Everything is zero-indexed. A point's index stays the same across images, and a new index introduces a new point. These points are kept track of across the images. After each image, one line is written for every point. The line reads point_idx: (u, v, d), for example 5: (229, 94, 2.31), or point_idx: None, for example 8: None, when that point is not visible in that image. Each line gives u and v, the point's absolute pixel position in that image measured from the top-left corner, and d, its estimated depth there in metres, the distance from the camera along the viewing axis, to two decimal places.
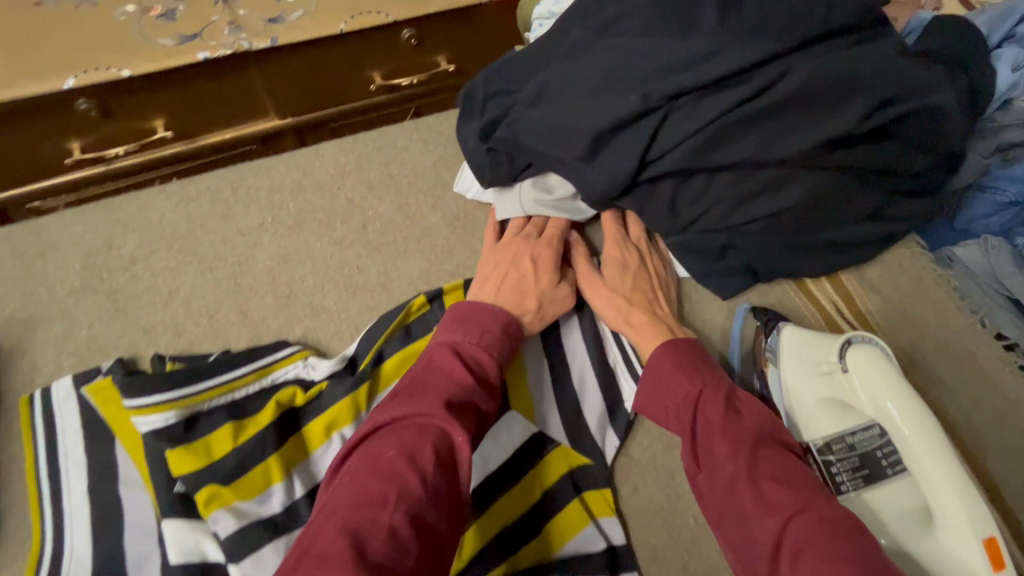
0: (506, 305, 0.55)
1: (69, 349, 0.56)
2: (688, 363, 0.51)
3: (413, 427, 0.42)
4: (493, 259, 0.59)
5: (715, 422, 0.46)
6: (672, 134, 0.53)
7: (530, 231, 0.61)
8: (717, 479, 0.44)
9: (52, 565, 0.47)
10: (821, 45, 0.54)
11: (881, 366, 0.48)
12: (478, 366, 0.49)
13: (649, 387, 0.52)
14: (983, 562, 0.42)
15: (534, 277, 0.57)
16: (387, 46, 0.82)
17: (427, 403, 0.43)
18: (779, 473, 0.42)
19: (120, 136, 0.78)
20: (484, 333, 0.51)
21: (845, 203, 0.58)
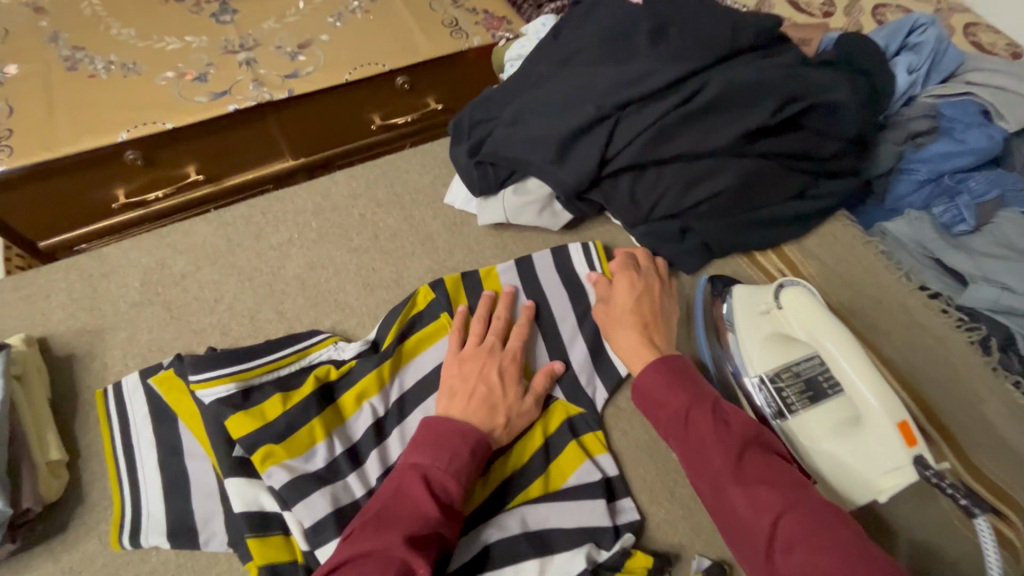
0: (476, 424, 0.58)
1: (133, 351, 0.65)
2: (680, 378, 0.58)
3: (377, 563, 0.47)
4: (460, 368, 0.62)
5: (707, 434, 0.53)
6: (622, 136, 0.64)
7: (493, 342, 0.64)
8: (711, 480, 0.52)
9: (133, 524, 0.55)
10: (736, 60, 0.66)
11: (809, 304, 0.60)
12: (443, 489, 0.53)
13: (644, 400, 0.59)
14: (898, 439, 0.53)
15: (499, 391, 0.60)
16: (384, 93, 0.96)
17: (392, 537, 0.49)
18: (763, 476, 0.50)
19: (157, 182, 0.90)
20: (453, 456, 0.55)
21: (775, 185, 0.70)
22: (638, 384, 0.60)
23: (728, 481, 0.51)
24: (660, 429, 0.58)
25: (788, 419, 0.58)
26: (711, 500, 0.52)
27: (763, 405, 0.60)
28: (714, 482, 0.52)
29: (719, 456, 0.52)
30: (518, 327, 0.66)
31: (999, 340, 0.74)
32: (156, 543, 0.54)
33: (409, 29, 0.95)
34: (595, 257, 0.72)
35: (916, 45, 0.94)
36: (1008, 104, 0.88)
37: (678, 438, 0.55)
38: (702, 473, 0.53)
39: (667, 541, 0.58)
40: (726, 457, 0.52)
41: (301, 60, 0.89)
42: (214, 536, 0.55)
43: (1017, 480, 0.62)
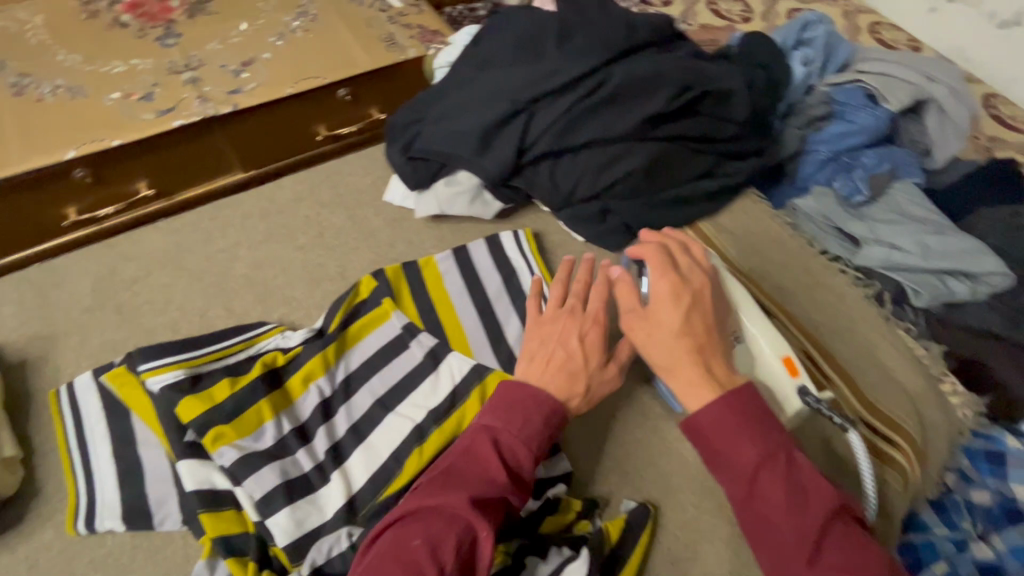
0: (554, 393, 0.59)
1: (85, 353, 0.68)
2: (750, 428, 0.53)
3: (444, 519, 0.49)
4: (541, 333, 0.64)
5: (777, 506, 0.49)
6: (536, 128, 0.72)
7: (573, 306, 0.65)
8: (778, 553, 0.49)
9: (88, 510, 0.57)
10: (634, 56, 0.75)
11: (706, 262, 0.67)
12: (513, 455, 0.55)
13: (703, 444, 0.54)
14: (787, 374, 0.61)
15: (583, 359, 0.61)
16: (328, 105, 1.01)
17: (458, 494, 0.51)
18: (840, 560, 0.47)
19: (108, 199, 0.93)
20: (525, 422, 0.56)
21: (681, 165, 0.78)
22: (699, 425, 0.54)
23: (797, 559, 0.48)
24: (718, 478, 0.54)
25: None
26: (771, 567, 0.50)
27: None
28: (781, 557, 0.49)
29: (787, 528, 0.48)
30: (597, 287, 0.66)
31: (891, 293, 0.85)
32: (111, 526, 0.57)
33: (348, 45, 1.01)
34: (524, 242, 0.79)
35: (810, 40, 1.04)
36: (891, 88, 0.98)
37: (740, 499, 0.51)
38: (765, 538, 0.50)
39: (596, 488, 0.63)
40: (797, 533, 0.48)
41: (244, 77, 0.95)
42: (168, 516, 0.58)
43: (908, 414, 0.70)
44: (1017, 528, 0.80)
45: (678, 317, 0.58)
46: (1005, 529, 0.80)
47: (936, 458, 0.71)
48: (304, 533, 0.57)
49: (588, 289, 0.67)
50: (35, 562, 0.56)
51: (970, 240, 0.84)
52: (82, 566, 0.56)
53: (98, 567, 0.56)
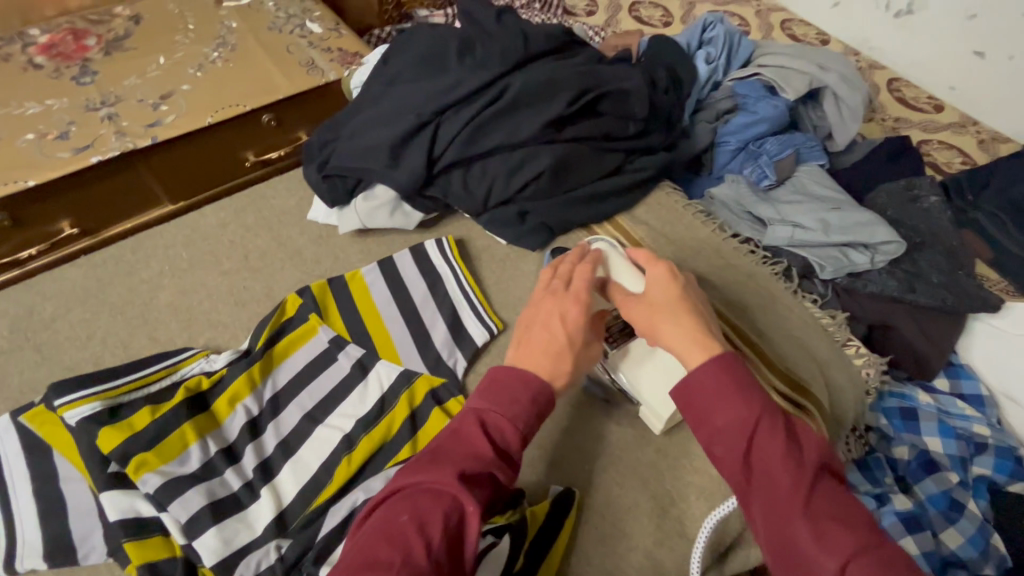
0: (541, 371, 0.55)
1: (4, 395, 0.68)
2: (747, 382, 0.50)
3: (430, 493, 0.45)
4: (526, 318, 0.59)
5: (775, 456, 0.47)
6: (443, 138, 0.75)
7: (557, 286, 0.60)
8: (773, 505, 0.46)
9: (8, 551, 0.57)
10: (531, 65, 0.79)
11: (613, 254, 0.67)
12: (501, 434, 0.51)
13: (697, 400, 0.51)
14: None
15: (573, 337, 0.57)
16: (253, 131, 1.03)
17: (445, 470, 0.47)
18: (834, 511, 0.45)
19: (31, 241, 0.92)
20: (513, 400, 0.53)
21: (589, 164, 0.82)
22: (694, 379, 0.51)
23: (794, 509, 0.45)
24: (708, 437, 0.50)
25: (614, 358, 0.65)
26: (763, 526, 0.46)
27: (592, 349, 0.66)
28: (774, 508, 0.46)
29: (787, 480, 0.46)
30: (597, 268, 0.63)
31: (799, 268, 0.90)
32: (33, 565, 0.56)
33: (268, 72, 1.03)
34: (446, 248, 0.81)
35: (711, 39, 1.11)
36: (787, 79, 1.05)
37: (737, 454, 0.48)
38: (761, 494, 0.47)
39: (525, 478, 0.65)
40: (795, 486, 0.45)
41: (163, 110, 0.96)
42: (93, 549, 0.58)
43: (814, 378, 0.75)
44: (933, 478, 0.86)
45: (678, 287, 0.58)
46: (923, 480, 0.86)
47: (846, 418, 0.76)
48: (232, 550, 0.57)
49: (574, 268, 0.62)
50: None
51: (865, 213, 0.90)
52: None
53: None
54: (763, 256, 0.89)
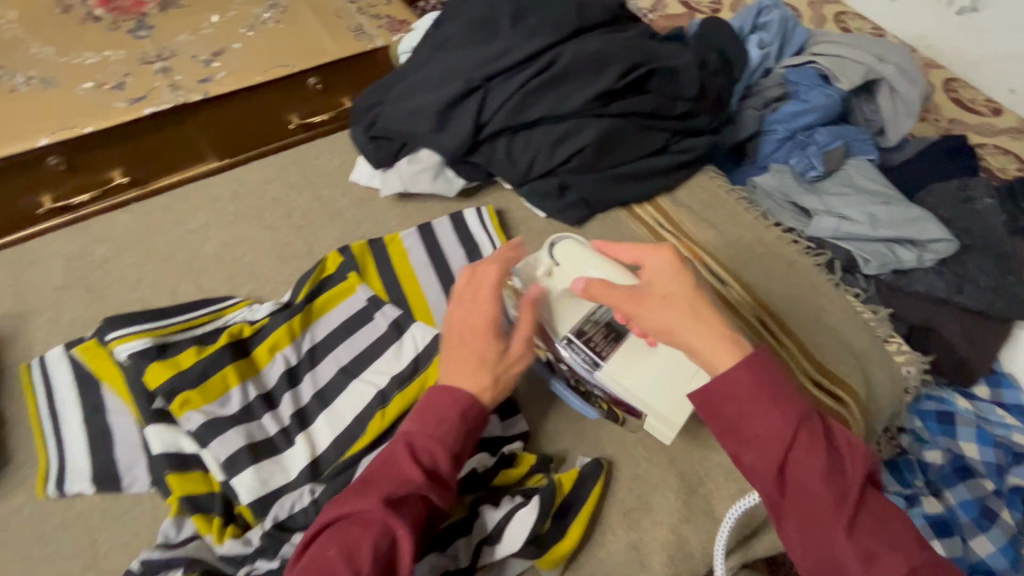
0: (464, 386, 0.55)
1: (57, 329, 0.70)
2: (784, 391, 0.48)
3: (359, 523, 0.47)
4: (447, 332, 0.59)
5: (814, 472, 0.45)
6: (491, 105, 0.74)
7: (465, 297, 0.59)
8: (810, 522, 0.45)
9: (58, 474, 0.59)
10: (584, 35, 0.78)
11: (575, 250, 0.65)
12: (430, 456, 0.52)
13: (726, 412, 0.49)
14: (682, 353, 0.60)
15: (493, 351, 0.57)
16: (298, 94, 1.04)
17: (374, 498, 0.48)
18: (874, 526, 0.44)
19: (83, 187, 0.95)
20: (440, 421, 0.53)
21: (635, 141, 0.81)
22: (726, 388, 0.49)
23: (834, 527, 0.44)
24: (741, 449, 0.48)
25: (601, 367, 0.61)
26: (801, 542, 0.46)
27: (576, 361, 0.61)
28: (812, 526, 0.45)
29: (828, 499, 0.45)
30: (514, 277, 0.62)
31: (842, 261, 0.88)
32: (81, 489, 0.59)
33: (316, 35, 1.04)
34: (486, 218, 0.81)
35: (764, 24, 1.08)
36: (843, 68, 1.02)
37: (774, 471, 0.46)
38: (800, 511, 0.46)
39: (553, 446, 0.66)
40: (838, 504, 0.45)
41: (215, 67, 0.97)
42: (137, 479, 0.60)
43: (853, 370, 0.73)
44: (966, 484, 0.84)
45: (688, 275, 0.54)
46: (954, 486, 0.84)
47: (882, 414, 0.74)
48: (269, 491, 0.59)
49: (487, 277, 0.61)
50: (6, 524, 0.57)
51: (916, 209, 0.87)
52: (52, 528, 0.57)
53: (68, 528, 0.57)
54: (806, 247, 0.87)
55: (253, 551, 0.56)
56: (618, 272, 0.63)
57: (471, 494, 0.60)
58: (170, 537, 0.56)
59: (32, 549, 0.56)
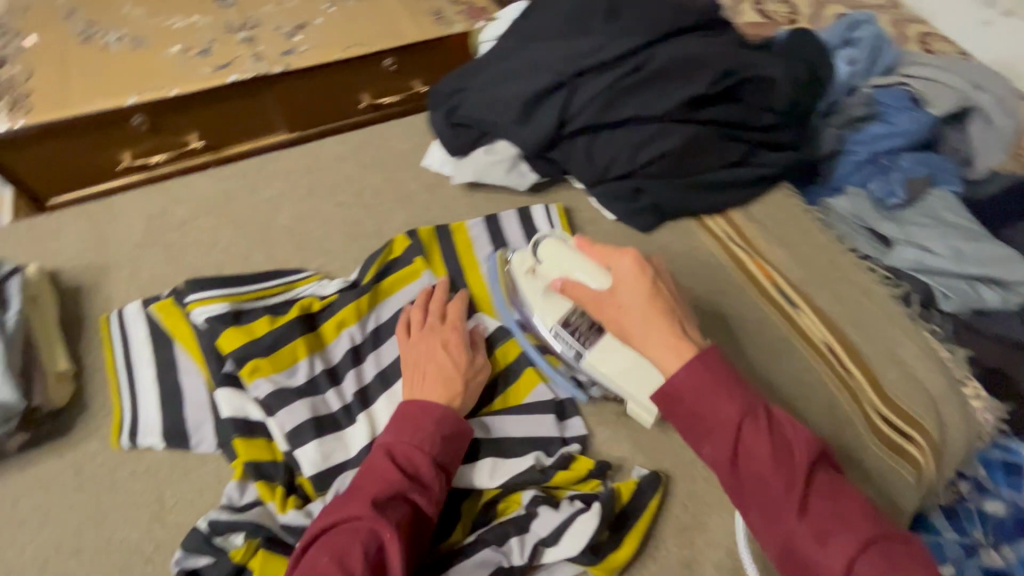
0: (437, 396, 0.60)
1: (136, 285, 0.72)
2: (725, 383, 0.52)
3: (349, 530, 0.50)
4: (411, 354, 0.64)
5: (762, 458, 0.49)
6: (577, 102, 0.73)
7: (432, 322, 0.67)
8: (766, 508, 0.49)
9: (131, 426, 0.61)
10: (678, 38, 0.76)
11: (558, 250, 0.65)
12: (410, 461, 0.55)
13: (680, 410, 0.53)
14: None
15: (456, 365, 0.62)
16: (373, 74, 1.04)
17: (359, 504, 0.51)
18: (825, 506, 0.48)
19: (160, 148, 0.98)
20: (418, 430, 0.56)
21: (717, 151, 0.79)
22: (676, 386, 0.53)
23: (788, 511, 0.48)
24: (698, 442, 0.53)
25: (584, 357, 0.65)
26: (764, 529, 0.49)
27: (562, 350, 0.66)
28: (770, 512, 0.48)
29: (779, 485, 0.48)
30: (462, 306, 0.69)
31: (919, 296, 0.84)
32: (152, 443, 0.60)
33: (396, 16, 1.04)
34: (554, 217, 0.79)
35: (856, 39, 1.04)
36: (936, 93, 0.98)
37: (727, 462, 0.50)
38: (756, 500, 0.49)
39: (610, 453, 0.64)
40: (788, 486, 0.48)
41: (297, 40, 0.98)
42: (204, 439, 0.61)
43: (929, 413, 0.69)
44: None
45: (648, 279, 0.59)
46: (1016, 541, 0.75)
47: (953, 459, 0.69)
48: (329, 466, 0.60)
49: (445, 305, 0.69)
50: (80, 469, 0.59)
51: (1004, 249, 0.84)
52: (122, 477, 0.59)
53: (137, 479, 0.59)
54: (883, 276, 0.84)
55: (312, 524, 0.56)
56: (594, 270, 0.62)
57: (529, 493, 0.58)
58: (234, 500, 0.57)
59: (102, 495, 0.58)
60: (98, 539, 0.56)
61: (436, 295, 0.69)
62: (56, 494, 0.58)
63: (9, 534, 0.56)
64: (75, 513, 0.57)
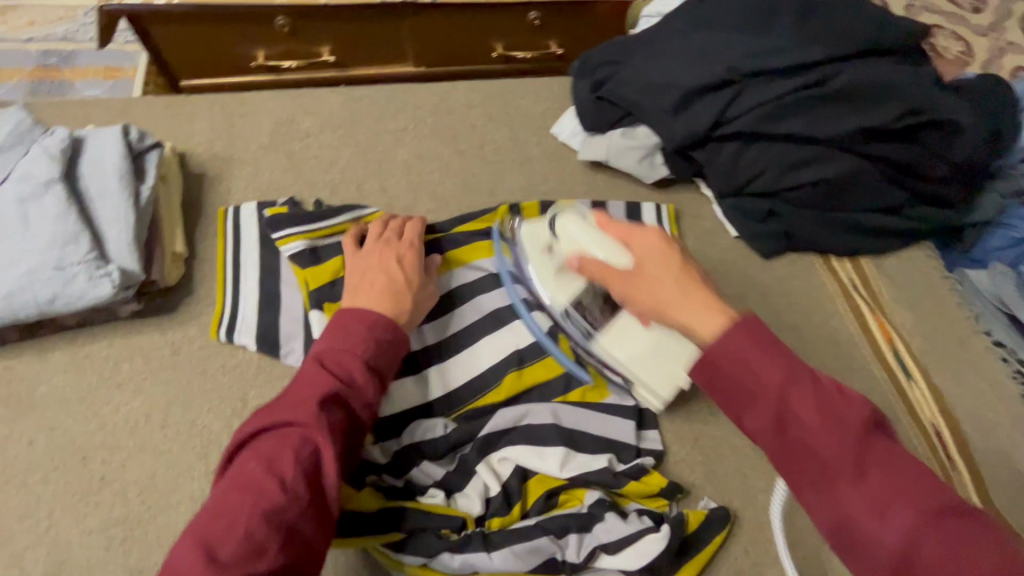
0: (379, 308, 0.57)
1: (255, 185, 0.73)
2: (769, 345, 0.43)
3: (279, 435, 0.46)
4: (360, 266, 0.62)
5: (814, 423, 0.41)
6: (742, 104, 0.68)
7: (390, 237, 0.64)
8: (818, 482, 0.40)
9: (230, 321, 0.63)
10: (870, 59, 0.69)
11: (580, 228, 0.58)
12: (343, 367, 0.51)
13: (714, 376, 0.44)
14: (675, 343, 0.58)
15: (406, 282, 0.60)
16: (514, 23, 1.00)
17: (287, 410, 0.47)
18: (890, 476, 0.39)
19: (294, 54, 0.99)
20: (348, 335, 0.53)
21: (873, 192, 0.72)
22: (712, 352, 0.44)
23: (843, 483, 0.39)
24: (738, 414, 0.44)
25: (595, 341, 0.61)
26: (811, 504, 0.41)
27: (574, 331, 0.63)
28: (821, 487, 0.40)
29: (834, 453, 0.40)
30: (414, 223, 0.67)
31: None
32: (246, 342, 0.62)
33: None
34: (664, 220, 0.75)
35: None
36: None
37: (772, 431, 0.42)
38: (803, 469, 0.41)
39: (680, 477, 0.61)
40: (847, 454, 0.40)
41: None
42: (293, 351, 0.62)
43: None
44: None
45: (677, 255, 0.52)
46: None
47: None
48: (404, 410, 0.60)
49: (404, 223, 0.66)
50: (178, 349, 0.61)
51: None
52: (214, 367, 0.61)
53: (227, 373, 0.61)
54: (1015, 370, 0.76)
55: (385, 462, 0.57)
56: (609, 246, 0.55)
57: (594, 493, 0.56)
58: None
59: (194, 380, 0.60)
60: (183, 420, 0.58)
61: (382, 224, 0.66)
62: (153, 368, 0.60)
63: (107, 392, 0.59)
64: (166, 389, 0.59)
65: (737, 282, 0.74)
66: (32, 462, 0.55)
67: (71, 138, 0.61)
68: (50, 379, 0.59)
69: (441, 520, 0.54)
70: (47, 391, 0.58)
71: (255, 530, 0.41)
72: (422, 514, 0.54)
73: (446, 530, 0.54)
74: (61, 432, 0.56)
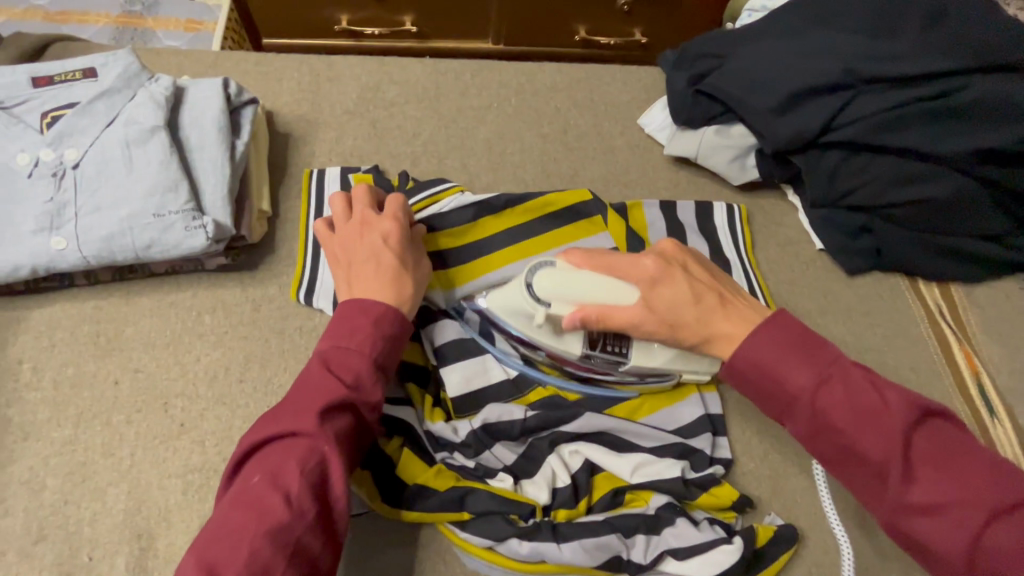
0: (379, 297, 0.54)
1: (338, 149, 0.73)
2: (799, 350, 0.49)
3: (284, 447, 0.45)
4: (343, 253, 0.58)
5: (844, 420, 0.46)
6: (854, 111, 0.65)
7: (363, 215, 0.60)
8: (858, 471, 0.47)
9: (309, 284, 0.62)
10: (1001, 74, 0.65)
11: (556, 282, 0.56)
12: (349, 370, 0.49)
13: (749, 380, 0.51)
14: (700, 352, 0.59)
15: (396, 260, 0.56)
16: (601, 7, 0.98)
17: (291, 420, 0.46)
18: (931, 467, 0.44)
19: (377, 20, 0.98)
20: (354, 332, 0.51)
21: (980, 216, 0.68)
22: (741, 362, 0.51)
23: (888, 478, 0.45)
24: (781, 416, 0.50)
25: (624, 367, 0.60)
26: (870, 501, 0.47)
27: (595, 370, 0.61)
28: (866, 481, 0.46)
29: (873, 447, 0.45)
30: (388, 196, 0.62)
31: None
32: (324, 306, 0.61)
33: None
34: (737, 223, 0.73)
35: None
36: None
37: (816, 431, 0.48)
38: (849, 465, 0.47)
39: (748, 489, 0.60)
40: (888, 452, 0.45)
41: None
42: None
43: None
44: None
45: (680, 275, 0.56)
46: None
47: None
48: (473, 391, 0.60)
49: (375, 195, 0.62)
50: (259, 306, 0.62)
51: None
52: (292, 329, 0.61)
53: (304, 335, 0.61)
54: None
55: (457, 442, 0.57)
56: (615, 290, 0.55)
57: (662, 496, 0.55)
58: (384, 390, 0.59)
59: (272, 339, 0.60)
60: (260, 376, 0.58)
61: (344, 203, 0.61)
62: (234, 322, 0.61)
63: (189, 342, 0.59)
64: (245, 344, 0.60)
65: (819, 295, 0.71)
66: (117, 402, 0.56)
67: (175, 86, 0.62)
68: (136, 323, 0.60)
69: (510, 504, 0.53)
70: (133, 334, 0.59)
71: (260, 549, 0.41)
72: (490, 500, 0.53)
73: (514, 516, 0.53)
74: (145, 376, 0.57)
